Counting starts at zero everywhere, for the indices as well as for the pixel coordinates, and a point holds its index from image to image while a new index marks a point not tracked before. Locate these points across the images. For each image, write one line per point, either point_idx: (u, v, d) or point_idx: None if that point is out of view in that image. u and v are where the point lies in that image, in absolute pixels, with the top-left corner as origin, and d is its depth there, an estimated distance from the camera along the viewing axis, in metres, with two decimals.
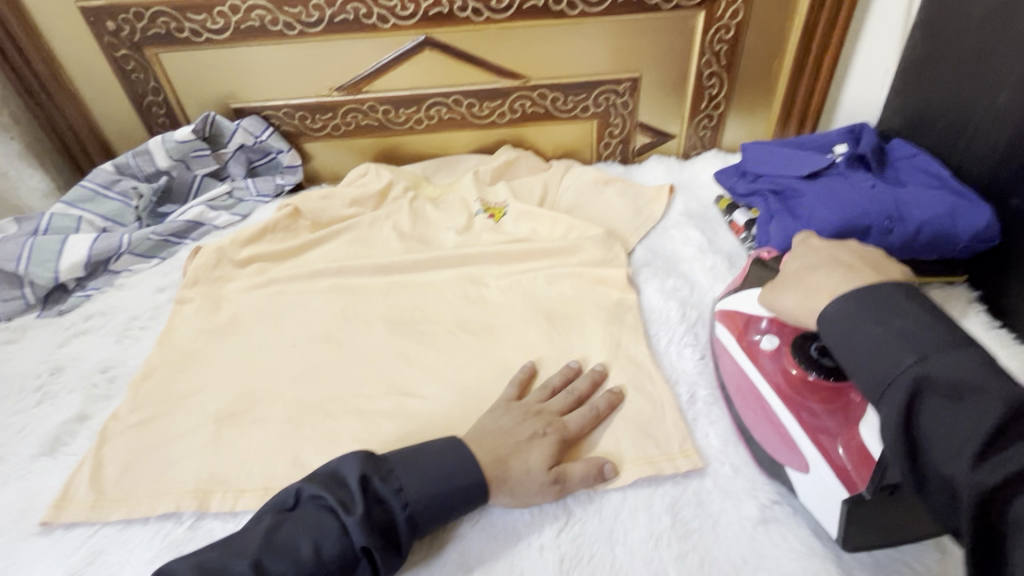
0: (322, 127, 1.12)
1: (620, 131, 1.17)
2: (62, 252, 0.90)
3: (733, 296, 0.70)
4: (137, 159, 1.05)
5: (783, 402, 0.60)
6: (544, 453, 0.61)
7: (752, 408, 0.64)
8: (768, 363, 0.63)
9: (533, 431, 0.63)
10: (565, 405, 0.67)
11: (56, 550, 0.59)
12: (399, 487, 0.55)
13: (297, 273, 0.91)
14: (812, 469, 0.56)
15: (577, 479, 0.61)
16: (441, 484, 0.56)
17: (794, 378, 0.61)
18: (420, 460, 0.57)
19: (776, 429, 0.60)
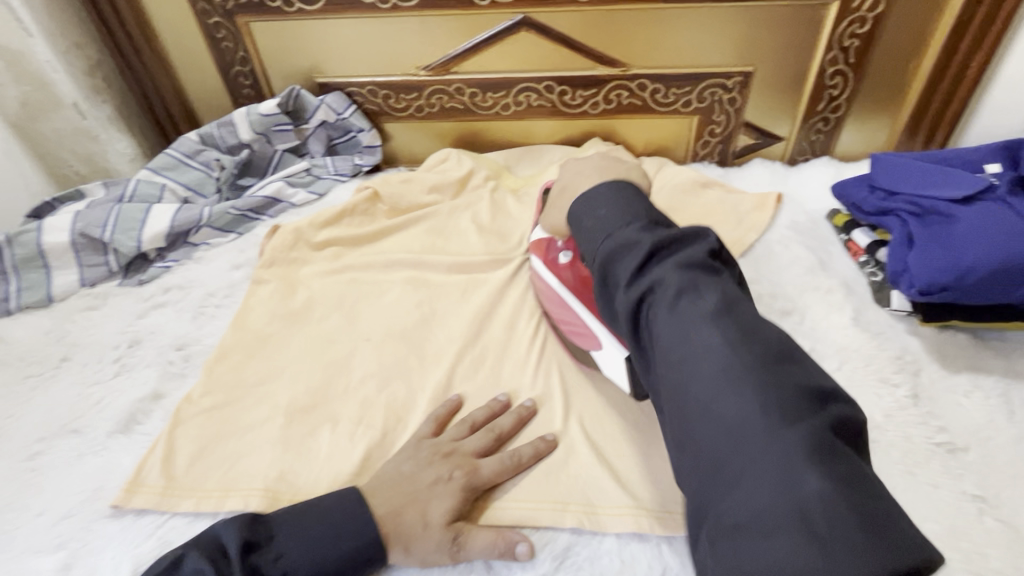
0: (404, 108, 1.08)
1: (723, 130, 1.07)
2: (146, 221, 0.90)
3: (541, 229, 0.81)
4: (221, 130, 1.03)
5: (574, 296, 0.72)
6: (445, 505, 0.55)
7: (566, 311, 0.72)
8: (563, 275, 0.75)
9: (435, 477, 0.57)
10: (481, 443, 0.61)
11: (127, 535, 0.58)
12: (277, 555, 0.51)
13: (374, 262, 0.88)
14: (606, 344, 0.65)
15: (477, 547, 0.54)
16: (322, 550, 0.52)
17: (586, 280, 0.73)
18: (316, 525, 0.53)
19: (580, 322, 0.70)
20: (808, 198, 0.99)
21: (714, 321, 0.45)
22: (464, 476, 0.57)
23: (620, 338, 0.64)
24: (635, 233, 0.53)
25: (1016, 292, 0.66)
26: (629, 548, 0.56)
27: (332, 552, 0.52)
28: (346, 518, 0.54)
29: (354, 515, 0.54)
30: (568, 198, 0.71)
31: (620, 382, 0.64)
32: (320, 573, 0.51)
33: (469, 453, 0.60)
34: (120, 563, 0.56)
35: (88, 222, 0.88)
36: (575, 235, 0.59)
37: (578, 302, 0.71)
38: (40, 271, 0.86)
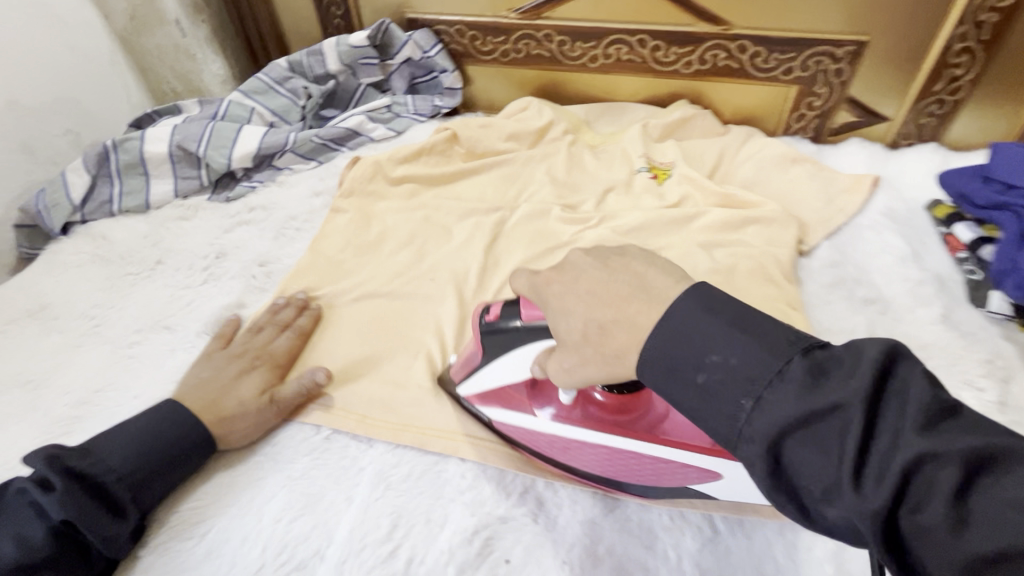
0: (490, 51, 1.06)
1: (822, 103, 1.00)
2: (237, 140, 0.94)
3: (474, 381, 0.59)
4: (310, 59, 1.05)
5: (618, 433, 0.53)
6: (256, 384, 0.63)
7: (598, 454, 0.54)
8: (575, 415, 0.55)
9: (239, 369, 0.64)
10: (285, 340, 0.68)
11: None
12: (98, 459, 0.52)
13: (446, 204, 0.89)
14: (724, 471, 0.49)
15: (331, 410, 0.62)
16: (145, 447, 0.55)
17: (606, 404, 0.54)
18: (140, 428, 0.56)
19: (640, 460, 0.52)
20: (908, 186, 0.93)
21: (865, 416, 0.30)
22: (265, 361, 0.65)
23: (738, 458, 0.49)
24: (644, 308, 0.40)
25: None
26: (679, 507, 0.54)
27: (154, 441, 0.55)
28: (165, 426, 0.57)
29: (173, 421, 0.57)
30: (558, 308, 0.46)
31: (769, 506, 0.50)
32: (146, 457, 0.54)
33: (265, 346, 0.67)
34: None
35: (186, 135, 0.92)
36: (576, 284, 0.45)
37: (645, 462, 0.52)
38: (140, 178, 0.92)
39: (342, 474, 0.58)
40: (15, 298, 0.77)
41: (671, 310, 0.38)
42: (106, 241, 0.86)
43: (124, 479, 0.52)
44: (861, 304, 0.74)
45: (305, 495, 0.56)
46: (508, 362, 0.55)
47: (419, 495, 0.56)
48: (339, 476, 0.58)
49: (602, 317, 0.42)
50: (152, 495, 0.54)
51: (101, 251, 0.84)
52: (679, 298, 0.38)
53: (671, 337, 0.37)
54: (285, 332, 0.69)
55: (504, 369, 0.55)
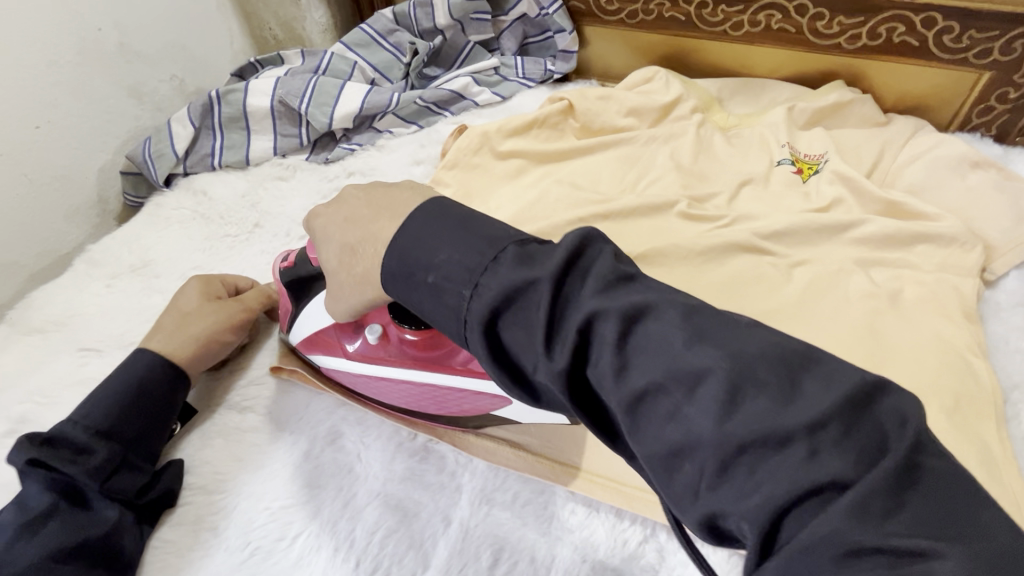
0: (617, 11, 0.94)
1: (1020, 96, 0.82)
2: (339, 98, 0.88)
3: (303, 326, 0.58)
4: (418, 11, 0.96)
5: (421, 368, 0.53)
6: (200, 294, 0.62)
7: (427, 398, 0.55)
8: (387, 353, 0.55)
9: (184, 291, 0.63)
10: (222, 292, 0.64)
11: (305, 415, 0.59)
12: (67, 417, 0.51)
13: (557, 187, 0.80)
14: None
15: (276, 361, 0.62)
16: (116, 403, 0.52)
17: (408, 342, 0.54)
18: (110, 384, 0.53)
19: (438, 391, 0.54)
20: None
21: (724, 382, 0.28)
22: (205, 284, 0.64)
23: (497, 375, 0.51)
24: (462, 247, 0.36)
25: None
26: None
27: (123, 394, 0.53)
28: (128, 366, 0.55)
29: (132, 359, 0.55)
30: (320, 236, 0.48)
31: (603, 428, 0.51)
32: (120, 411, 0.52)
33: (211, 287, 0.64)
34: (296, 441, 0.58)
35: (288, 90, 0.87)
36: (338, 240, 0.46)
37: (433, 390, 0.54)
38: (240, 133, 0.88)
39: (440, 489, 0.53)
40: (122, 251, 0.77)
41: (403, 222, 0.40)
42: (207, 197, 0.83)
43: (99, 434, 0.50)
44: None
45: (401, 508, 0.52)
46: (315, 303, 0.57)
47: (524, 527, 0.51)
48: (436, 491, 0.53)
49: (348, 239, 0.45)
50: (133, 428, 0.52)
51: (202, 208, 0.82)
52: (575, 241, 0.35)
53: (545, 307, 0.32)
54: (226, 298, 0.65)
55: (318, 304, 0.56)
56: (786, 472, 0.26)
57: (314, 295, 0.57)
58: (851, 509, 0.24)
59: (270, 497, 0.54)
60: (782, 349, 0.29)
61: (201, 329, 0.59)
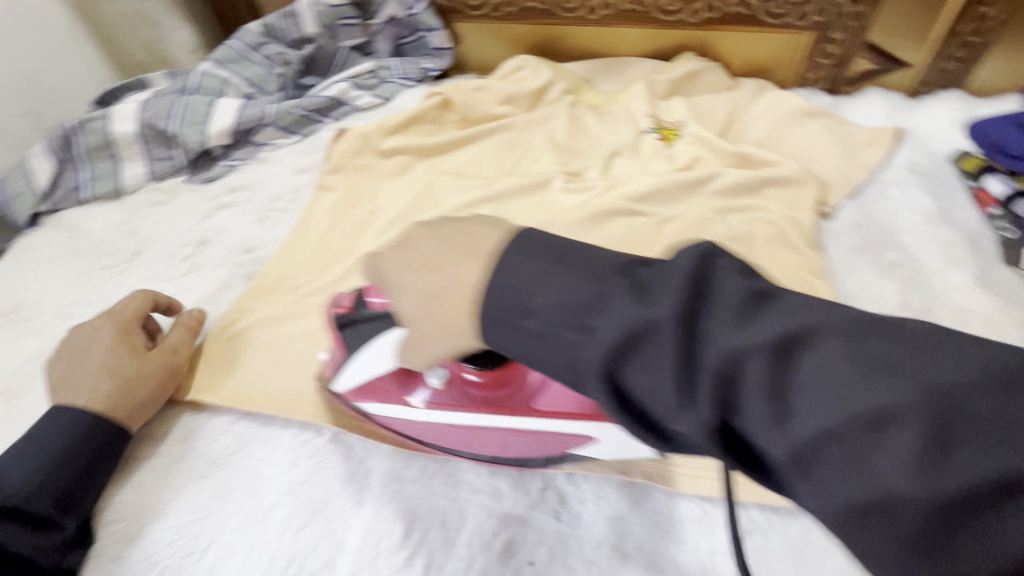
0: (480, 5, 0.97)
1: (838, 51, 0.93)
2: (211, 115, 0.86)
3: (357, 372, 0.54)
4: (285, 22, 0.97)
5: (467, 410, 0.51)
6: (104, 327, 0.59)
7: (462, 433, 0.53)
8: (452, 399, 0.52)
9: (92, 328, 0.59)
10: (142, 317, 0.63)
11: (204, 431, 0.59)
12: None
13: (441, 177, 0.83)
14: (598, 434, 0.50)
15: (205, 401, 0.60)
16: (42, 449, 0.50)
17: (461, 376, 0.52)
18: (46, 427, 0.52)
19: (460, 428, 0.52)
20: (932, 136, 0.87)
21: (616, 331, 0.32)
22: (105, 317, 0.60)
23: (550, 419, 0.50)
24: (465, 266, 0.39)
25: None
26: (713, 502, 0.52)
27: (63, 447, 0.50)
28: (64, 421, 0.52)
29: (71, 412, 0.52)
30: (393, 281, 0.42)
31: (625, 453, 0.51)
32: (48, 465, 0.49)
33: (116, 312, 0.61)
34: (199, 457, 0.57)
35: (155, 112, 0.85)
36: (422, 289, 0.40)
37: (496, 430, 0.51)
38: (110, 162, 0.85)
39: (350, 476, 0.55)
40: None
41: (489, 268, 0.37)
42: (79, 231, 0.80)
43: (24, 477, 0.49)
44: (887, 269, 0.70)
45: (310, 502, 0.53)
46: (371, 351, 0.53)
47: (434, 496, 0.53)
48: (345, 479, 0.55)
49: (383, 275, 0.43)
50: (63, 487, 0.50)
51: (75, 243, 0.78)
52: (506, 244, 0.38)
53: (513, 284, 0.36)
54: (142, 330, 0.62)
55: (376, 353, 0.53)
56: (661, 382, 0.31)
57: (377, 340, 0.53)
58: (761, 409, 0.29)
59: (176, 515, 0.53)
60: (684, 282, 0.33)
61: (98, 359, 0.55)
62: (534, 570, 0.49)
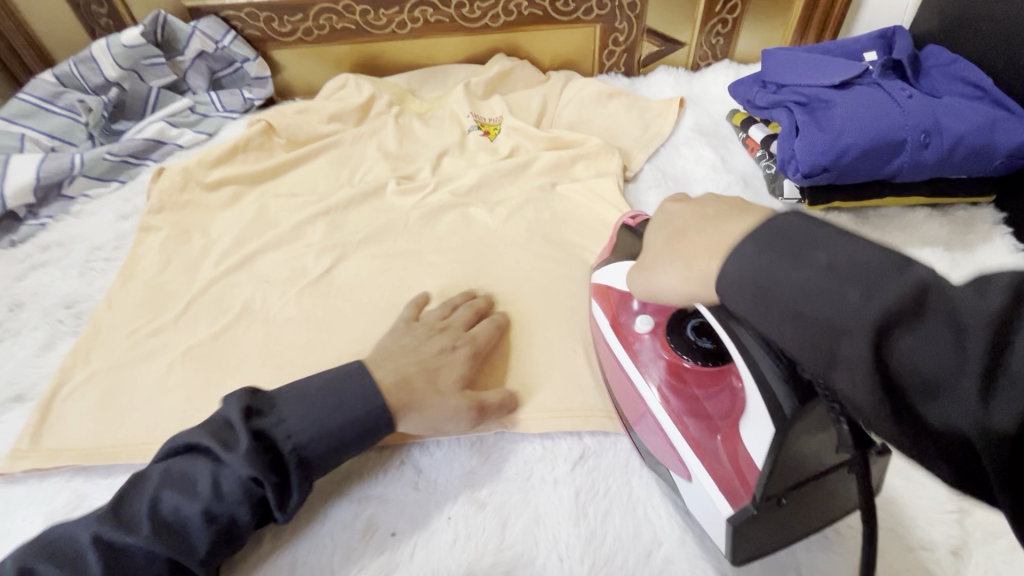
0: (291, 32, 0.99)
1: (626, 38, 1.06)
2: (5, 174, 0.81)
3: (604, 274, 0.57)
4: (81, 68, 0.92)
5: (654, 394, 0.50)
6: (456, 372, 0.56)
7: (626, 394, 0.54)
8: (639, 347, 0.53)
9: (441, 348, 0.58)
10: (466, 319, 0.63)
11: (35, 498, 0.55)
12: (281, 420, 0.48)
13: (275, 200, 0.83)
14: (696, 478, 0.46)
15: (492, 406, 0.56)
16: (323, 412, 0.49)
17: (668, 365, 0.50)
18: (302, 391, 0.51)
19: (637, 401, 0.52)
20: (712, 101, 1.02)
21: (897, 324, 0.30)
22: (467, 346, 0.60)
23: (718, 476, 0.45)
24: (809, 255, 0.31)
25: (887, 166, 0.71)
26: (551, 438, 0.57)
27: (332, 420, 0.49)
28: (359, 394, 0.51)
29: (369, 390, 0.52)
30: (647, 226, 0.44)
31: (714, 532, 0.46)
32: (335, 443, 0.49)
33: (460, 328, 0.62)
34: (31, 522, 0.54)
35: None
36: (672, 227, 0.42)
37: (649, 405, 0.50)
38: None
39: None
40: None
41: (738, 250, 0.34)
42: None
43: (188, 454, 0.48)
44: None
45: None
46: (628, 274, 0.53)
47: None
48: None
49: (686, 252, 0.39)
50: (321, 465, 0.49)
51: None
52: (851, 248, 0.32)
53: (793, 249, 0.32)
54: (480, 320, 0.64)
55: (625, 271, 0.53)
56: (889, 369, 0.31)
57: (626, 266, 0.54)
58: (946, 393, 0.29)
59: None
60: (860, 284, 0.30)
61: (444, 381, 0.55)
62: (396, 539, 0.51)
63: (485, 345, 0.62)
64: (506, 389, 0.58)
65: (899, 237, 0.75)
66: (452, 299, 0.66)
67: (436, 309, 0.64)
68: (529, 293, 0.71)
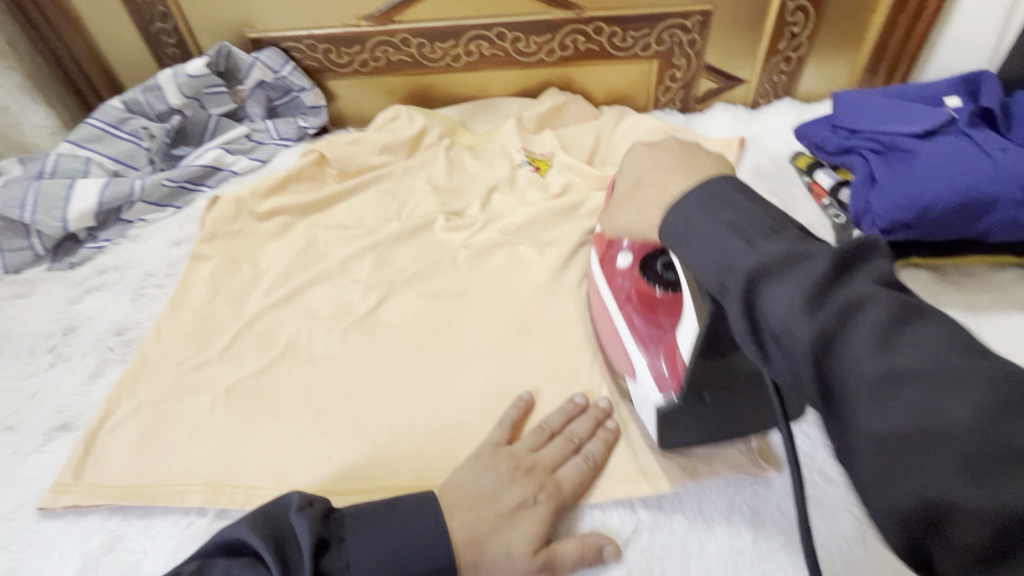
0: (348, 63, 1.00)
1: (684, 74, 1.03)
2: (71, 198, 0.83)
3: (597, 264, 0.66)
4: (147, 96, 0.95)
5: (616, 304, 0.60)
6: (531, 531, 0.48)
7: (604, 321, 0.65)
8: (617, 285, 0.61)
9: (521, 500, 0.49)
10: (560, 453, 0.54)
11: (73, 535, 0.55)
12: (345, 561, 0.42)
13: (324, 232, 0.83)
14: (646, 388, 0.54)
15: (569, 563, 0.48)
16: (401, 554, 0.44)
17: (641, 294, 0.58)
18: (380, 527, 0.45)
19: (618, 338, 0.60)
20: (773, 141, 0.97)
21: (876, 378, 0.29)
22: (550, 500, 0.50)
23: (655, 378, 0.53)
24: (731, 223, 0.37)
25: (976, 225, 0.65)
26: (600, 507, 0.54)
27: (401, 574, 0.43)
28: (423, 535, 0.45)
29: (433, 533, 0.45)
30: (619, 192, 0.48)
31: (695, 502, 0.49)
32: None
33: (547, 468, 0.53)
34: (66, 563, 0.52)
35: (4, 202, 0.81)
36: (649, 187, 0.43)
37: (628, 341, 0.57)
38: None
39: None
40: None
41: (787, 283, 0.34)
42: None
43: (247, 560, 0.42)
44: None
45: None
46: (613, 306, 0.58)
47: None
48: None
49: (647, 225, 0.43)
50: None
51: None
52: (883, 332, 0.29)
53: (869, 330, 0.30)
54: (573, 456, 0.55)
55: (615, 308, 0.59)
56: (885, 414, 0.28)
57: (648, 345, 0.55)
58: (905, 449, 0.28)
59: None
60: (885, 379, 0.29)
61: (513, 541, 0.47)
62: None
63: (572, 496, 0.53)
64: (590, 542, 0.49)
65: (985, 299, 0.69)
66: (550, 418, 0.57)
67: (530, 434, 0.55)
68: (580, 344, 0.68)
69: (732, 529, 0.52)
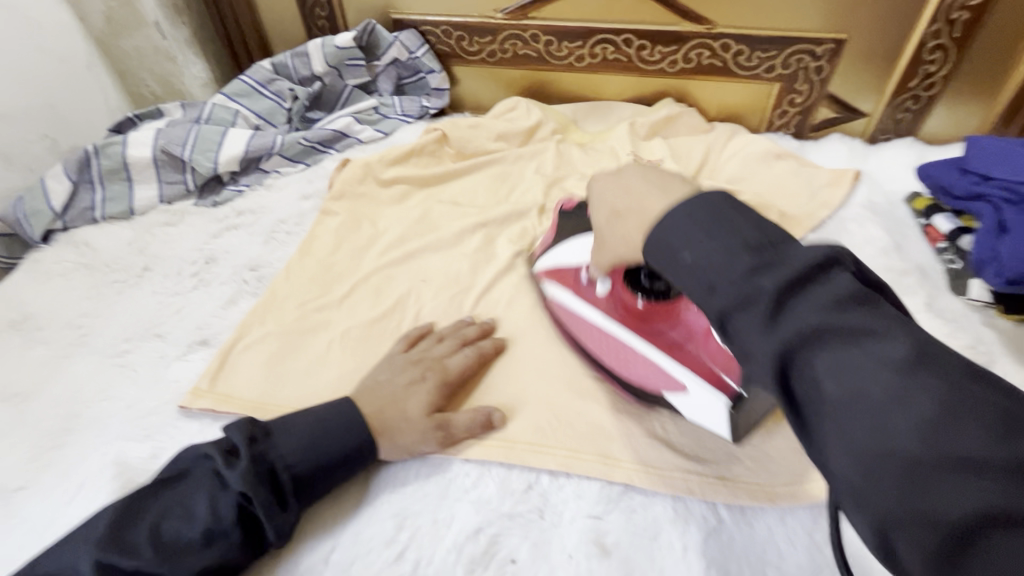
0: (477, 52, 1.06)
1: (803, 101, 1.03)
2: (223, 143, 0.92)
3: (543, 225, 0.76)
4: (295, 61, 1.04)
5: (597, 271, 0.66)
6: (424, 400, 0.59)
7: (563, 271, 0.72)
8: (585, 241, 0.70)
9: (410, 378, 0.60)
10: (449, 349, 0.65)
11: (206, 434, 0.62)
12: (275, 447, 0.53)
13: (439, 206, 0.89)
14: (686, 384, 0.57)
15: (459, 426, 0.59)
16: (314, 441, 0.54)
17: None
18: (293, 422, 0.55)
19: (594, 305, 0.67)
20: (888, 178, 0.96)
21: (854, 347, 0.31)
22: (437, 375, 0.62)
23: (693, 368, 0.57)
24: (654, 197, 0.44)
25: None
26: (683, 501, 0.56)
27: (323, 446, 0.54)
28: (332, 416, 0.56)
29: (342, 416, 0.56)
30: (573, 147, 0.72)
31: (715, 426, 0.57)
32: (323, 470, 0.54)
33: (437, 358, 0.64)
34: None
35: (170, 139, 0.90)
36: None
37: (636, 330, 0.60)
38: (123, 184, 0.90)
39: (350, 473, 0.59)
40: None
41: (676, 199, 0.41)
42: (90, 248, 0.83)
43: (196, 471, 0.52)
44: None
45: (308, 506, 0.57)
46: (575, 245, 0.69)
47: (427, 498, 0.57)
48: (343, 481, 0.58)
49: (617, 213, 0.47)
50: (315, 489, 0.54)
51: (85, 259, 0.82)
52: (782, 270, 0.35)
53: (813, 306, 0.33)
54: (462, 349, 0.66)
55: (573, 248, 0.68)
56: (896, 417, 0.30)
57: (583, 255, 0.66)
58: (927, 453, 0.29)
59: None
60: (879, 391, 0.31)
61: (411, 407, 0.58)
62: (517, 566, 0.52)
63: (459, 379, 0.63)
64: (478, 412, 0.61)
65: None
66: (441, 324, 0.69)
67: (426, 339, 0.66)
68: None
69: (815, 547, 0.53)
